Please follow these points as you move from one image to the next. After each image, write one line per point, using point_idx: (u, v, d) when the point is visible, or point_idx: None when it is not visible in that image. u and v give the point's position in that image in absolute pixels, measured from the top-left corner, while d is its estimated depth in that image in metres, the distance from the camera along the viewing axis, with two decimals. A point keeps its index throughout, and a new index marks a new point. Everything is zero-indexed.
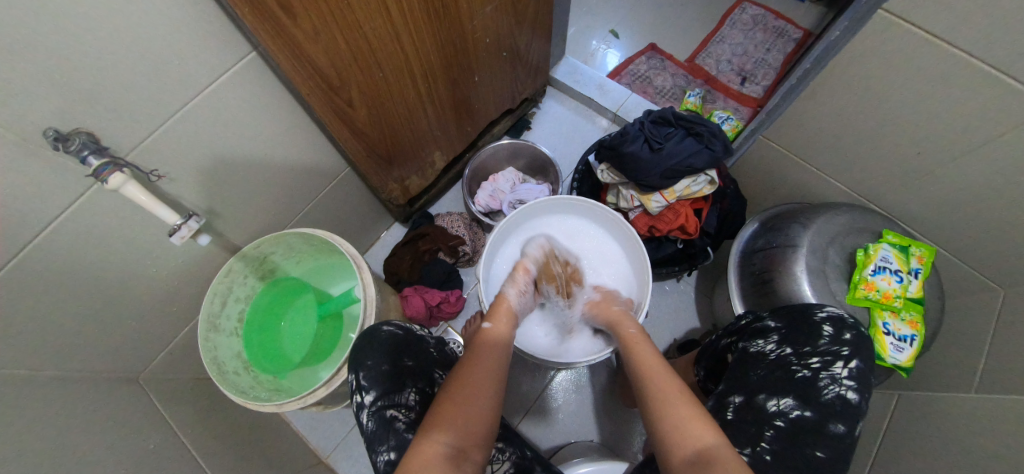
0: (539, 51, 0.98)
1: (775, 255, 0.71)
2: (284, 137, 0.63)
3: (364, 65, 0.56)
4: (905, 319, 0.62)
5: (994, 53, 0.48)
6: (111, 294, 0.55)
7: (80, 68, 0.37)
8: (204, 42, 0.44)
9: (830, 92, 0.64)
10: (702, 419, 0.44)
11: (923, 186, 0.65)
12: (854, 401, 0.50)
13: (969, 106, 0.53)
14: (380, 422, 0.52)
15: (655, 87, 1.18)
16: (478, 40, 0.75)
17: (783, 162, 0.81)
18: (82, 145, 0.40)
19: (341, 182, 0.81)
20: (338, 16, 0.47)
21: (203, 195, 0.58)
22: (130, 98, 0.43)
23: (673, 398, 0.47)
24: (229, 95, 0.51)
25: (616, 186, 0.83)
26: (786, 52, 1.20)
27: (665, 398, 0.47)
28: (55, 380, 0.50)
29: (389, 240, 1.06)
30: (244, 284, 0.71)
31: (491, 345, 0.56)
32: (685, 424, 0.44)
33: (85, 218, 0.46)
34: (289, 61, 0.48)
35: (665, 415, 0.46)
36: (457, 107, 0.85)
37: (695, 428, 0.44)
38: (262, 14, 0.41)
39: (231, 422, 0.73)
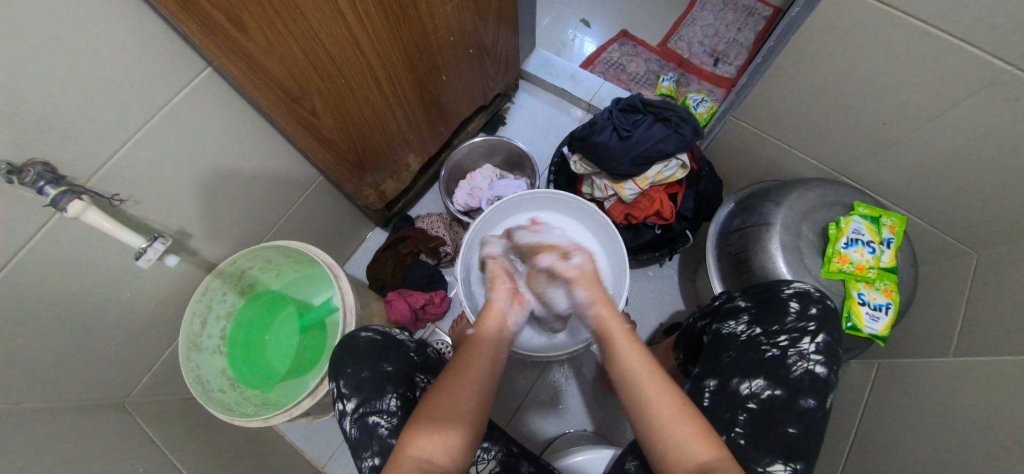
0: (506, 45, 0.97)
1: (750, 234, 0.71)
2: (249, 151, 0.62)
3: (325, 74, 0.56)
4: (880, 288, 0.62)
5: (950, 20, 0.48)
6: (86, 322, 0.54)
7: (28, 98, 0.37)
8: (155, 61, 0.44)
9: (794, 69, 0.64)
10: (702, 434, 0.42)
11: (891, 155, 0.65)
12: (823, 374, 0.51)
13: (930, 74, 0.53)
14: (362, 429, 0.53)
15: (629, 74, 1.18)
16: (442, 40, 0.74)
17: (754, 141, 0.81)
18: (37, 176, 0.40)
19: (315, 191, 0.81)
20: (293, 28, 0.47)
21: (172, 216, 0.58)
22: (83, 124, 0.42)
23: (669, 413, 0.44)
24: (187, 114, 0.51)
25: (590, 177, 0.82)
26: (757, 31, 1.20)
27: (661, 417, 0.44)
28: (36, 412, 0.50)
29: (371, 246, 1.06)
30: (223, 301, 0.71)
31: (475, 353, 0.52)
32: (681, 442, 0.42)
33: (51, 248, 0.46)
34: (246, 76, 0.48)
35: (658, 435, 0.43)
36: (427, 107, 0.84)
37: (695, 444, 0.42)
38: (211, 29, 0.40)
39: (222, 439, 0.73)
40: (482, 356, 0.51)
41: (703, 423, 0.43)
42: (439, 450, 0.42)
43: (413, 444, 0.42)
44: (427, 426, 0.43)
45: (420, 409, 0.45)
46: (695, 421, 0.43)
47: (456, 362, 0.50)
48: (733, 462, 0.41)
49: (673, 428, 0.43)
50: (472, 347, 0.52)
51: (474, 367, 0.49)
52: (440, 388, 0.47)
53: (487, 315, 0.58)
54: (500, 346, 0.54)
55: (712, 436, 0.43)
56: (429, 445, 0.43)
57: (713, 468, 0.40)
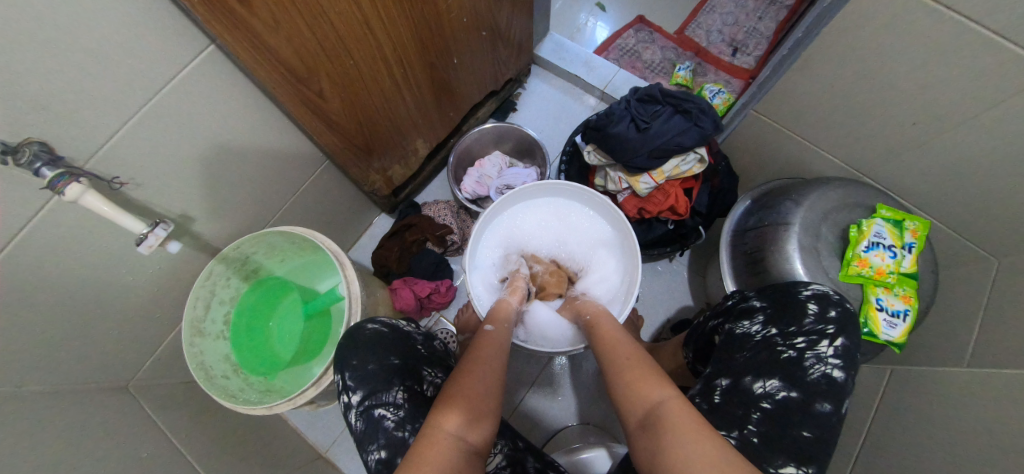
0: (520, 28, 0.94)
1: (767, 233, 0.69)
2: (254, 134, 0.60)
3: (333, 54, 0.53)
4: (898, 294, 0.61)
5: (997, 18, 0.45)
6: (88, 307, 0.53)
7: (22, 77, 0.35)
8: (156, 39, 0.42)
9: (822, 64, 0.62)
10: (655, 379, 0.45)
11: (918, 157, 0.63)
12: (840, 379, 0.50)
13: (969, 75, 0.51)
14: (368, 421, 0.52)
15: (644, 62, 1.14)
16: (455, 20, 0.71)
17: (775, 137, 0.79)
18: (33, 156, 0.38)
19: (321, 176, 0.79)
20: (300, 5, 0.44)
21: (173, 200, 0.56)
22: (80, 106, 0.40)
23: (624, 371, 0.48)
24: (189, 94, 0.48)
25: (604, 169, 0.80)
26: (779, 20, 1.15)
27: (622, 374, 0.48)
28: (38, 396, 0.50)
29: (376, 232, 1.04)
30: (227, 286, 0.69)
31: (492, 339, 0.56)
32: (635, 389, 0.45)
33: (50, 231, 0.45)
34: (251, 55, 0.45)
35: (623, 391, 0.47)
36: (437, 91, 0.81)
37: (648, 389, 0.44)
38: (213, 5, 0.38)
39: (227, 423, 0.73)
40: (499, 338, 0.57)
41: (657, 373, 0.46)
42: (467, 425, 0.42)
43: (446, 418, 0.41)
44: (452, 402, 0.43)
45: (445, 393, 0.45)
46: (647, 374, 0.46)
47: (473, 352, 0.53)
48: (686, 402, 0.42)
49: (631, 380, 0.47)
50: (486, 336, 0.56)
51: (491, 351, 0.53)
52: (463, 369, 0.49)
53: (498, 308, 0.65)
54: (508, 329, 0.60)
55: (664, 383, 0.44)
56: (461, 419, 0.42)
57: (662, 406, 0.42)
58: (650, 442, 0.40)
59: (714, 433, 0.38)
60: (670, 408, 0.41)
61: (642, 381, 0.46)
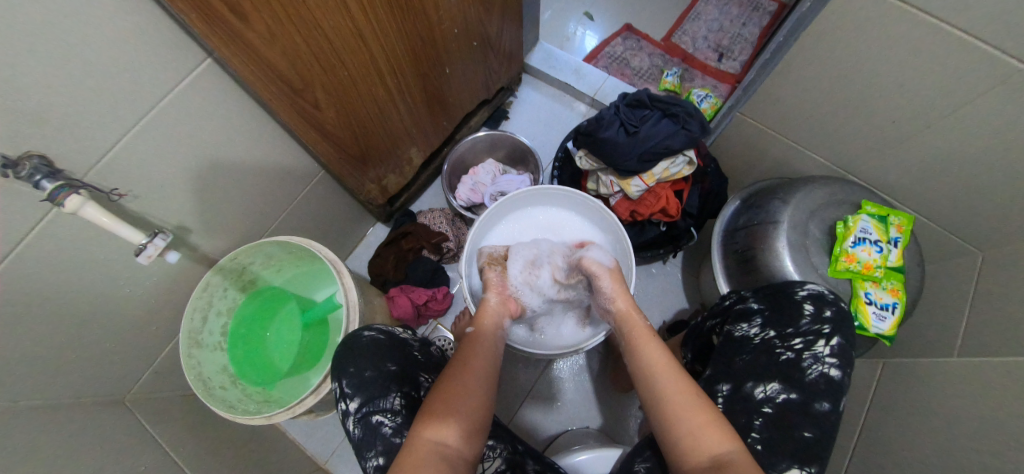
0: (510, 38, 0.96)
1: (757, 232, 0.70)
2: (250, 145, 0.61)
3: (328, 66, 0.54)
4: (886, 288, 0.62)
5: (964, 18, 0.47)
6: (85, 319, 0.53)
7: (23, 91, 0.36)
8: (154, 54, 0.43)
9: (803, 66, 0.64)
10: (715, 425, 0.43)
11: (899, 154, 0.65)
12: (837, 377, 0.51)
13: (942, 73, 0.53)
14: (366, 428, 0.52)
15: (633, 69, 1.17)
16: (446, 32, 0.73)
17: (761, 139, 0.81)
18: (34, 169, 0.38)
19: (316, 186, 0.80)
20: (295, 19, 0.46)
21: (170, 212, 0.57)
22: (79, 118, 0.41)
23: (681, 405, 0.44)
24: (187, 107, 0.49)
25: (595, 173, 0.82)
26: (762, 26, 1.19)
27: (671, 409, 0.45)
28: (34, 410, 0.49)
29: (372, 241, 1.05)
30: (224, 297, 0.70)
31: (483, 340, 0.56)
32: (694, 433, 0.42)
33: (47, 243, 0.45)
34: (248, 68, 0.46)
35: (671, 426, 0.44)
36: (430, 101, 0.83)
37: (710, 436, 0.42)
38: (211, 20, 0.39)
39: (224, 435, 0.73)
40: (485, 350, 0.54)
41: (717, 416, 0.44)
42: (454, 436, 0.43)
43: (431, 427, 0.43)
44: (441, 411, 0.44)
45: (431, 397, 0.46)
46: (707, 413, 0.44)
47: (463, 352, 0.53)
48: (749, 456, 0.41)
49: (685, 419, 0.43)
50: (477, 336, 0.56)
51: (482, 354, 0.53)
52: (456, 373, 0.49)
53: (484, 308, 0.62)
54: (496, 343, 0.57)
55: (728, 430, 0.43)
56: (448, 431, 0.43)
57: (730, 460, 0.40)
58: None
59: None
60: (740, 464, 0.40)
61: (703, 421, 0.43)
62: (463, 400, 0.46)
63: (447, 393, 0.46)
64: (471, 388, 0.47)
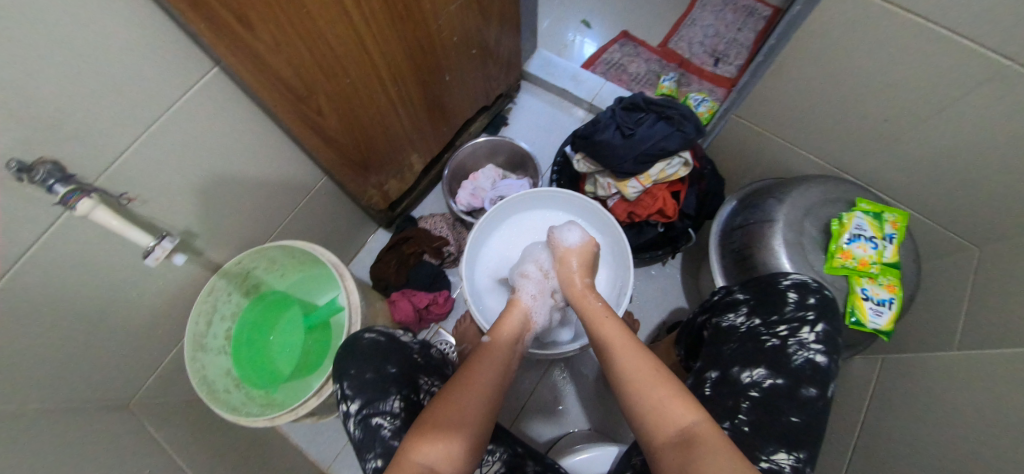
0: (508, 46, 0.98)
1: (753, 231, 0.71)
2: (256, 151, 0.63)
3: (330, 74, 0.56)
4: (883, 284, 0.63)
5: (949, 17, 0.48)
6: (92, 323, 0.54)
7: (39, 98, 0.37)
8: (163, 62, 0.44)
9: (794, 68, 0.65)
10: (680, 397, 0.43)
11: (892, 152, 0.66)
12: (823, 363, 0.51)
13: (930, 71, 0.54)
14: (365, 430, 0.53)
15: (630, 74, 1.19)
16: (445, 39, 0.75)
17: (756, 140, 0.82)
18: (47, 174, 0.40)
19: (319, 191, 0.81)
20: (299, 28, 0.48)
21: (177, 216, 0.58)
22: (91, 125, 0.42)
23: (646, 381, 0.45)
24: (193, 113, 0.51)
25: (593, 176, 0.83)
26: (757, 31, 1.21)
27: (635, 387, 0.45)
28: (41, 412, 0.50)
29: (374, 247, 1.06)
30: (228, 301, 0.71)
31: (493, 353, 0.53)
32: (660, 410, 0.43)
33: (59, 246, 0.46)
34: (254, 76, 0.48)
35: (639, 411, 0.44)
36: (430, 107, 0.85)
37: (676, 410, 0.42)
38: (220, 30, 0.41)
39: (227, 440, 0.73)
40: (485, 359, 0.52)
41: (679, 389, 0.44)
42: (439, 455, 0.43)
43: (415, 448, 0.43)
44: (427, 433, 0.44)
45: (421, 418, 0.46)
46: (671, 385, 0.44)
47: (467, 364, 0.52)
48: (714, 425, 0.41)
49: (649, 400, 0.44)
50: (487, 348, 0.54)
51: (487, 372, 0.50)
52: (449, 390, 0.48)
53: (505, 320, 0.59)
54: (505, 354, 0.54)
55: (693, 401, 0.43)
56: (433, 449, 0.43)
57: (695, 432, 0.41)
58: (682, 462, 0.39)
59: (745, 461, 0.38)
60: (704, 434, 0.40)
61: (669, 393, 0.44)
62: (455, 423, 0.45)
63: (438, 414, 0.45)
64: (466, 413, 0.46)
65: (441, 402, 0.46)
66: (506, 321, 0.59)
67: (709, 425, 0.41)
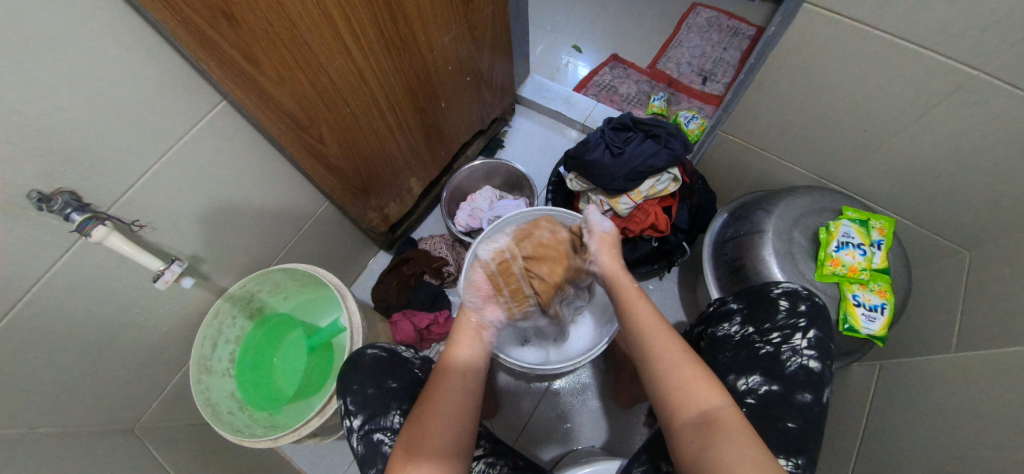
0: (502, 73, 1.03)
1: (744, 242, 0.72)
2: (261, 178, 0.66)
3: (332, 104, 0.60)
4: (874, 289, 0.63)
5: (912, 31, 0.51)
6: (101, 346, 0.56)
7: (61, 132, 0.40)
8: (174, 96, 0.48)
9: (773, 84, 0.68)
10: (706, 380, 0.44)
11: (874, 161, 0.68)
12: (817, 369, 0.52)
13: (900, 83, 0.57)
14: (368, 446, 0.54)
15: (621, 95, 1.23)
16: (441, 68, 0.79)
17: (743, 153, 0.84)
18: (64, 204, 0.43)
19: (321, 215, 0.84)
20: (301, 62, 0.51)
21: (185, 241, 0.60)
22: (107, 156, 0.46)
23: (676, 359, 0.46)
24: (202, 144, 0.54)
25: (586, 193, 0.85)
26: (742, 50, 1.26)
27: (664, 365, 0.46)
28: (49, 436, 0.51)
29: (375, 268, 1.08)
30: (233, 324, 0.72)
31: (456, 371, 0.53)
32: (684, 387, 0.44)
33: (72, 271, 0.49)
34: (260, 108, 0.52)
35: (664, 380, 0.45)
36: (428, 133, 0.88)
37: (700, 389, 0.43)
38: (227, 66, 0.45)
39: (229, 463, 0.73)
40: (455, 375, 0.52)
41: (703, 372, 0.45)
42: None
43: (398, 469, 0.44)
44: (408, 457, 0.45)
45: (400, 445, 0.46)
46: (699, 369, 0.45)
47: (434, 382, 0.52)
48: (737, 412, 0.42)
49: (675, 374, 0.45)
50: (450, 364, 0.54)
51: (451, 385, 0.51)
52: (421, 412, 0.48)
53: (459, 333, 0.58)
54: (472, 377, 0.53)
55: (719, 386, 0.44)
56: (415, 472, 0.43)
57: (718, 415, 0.41)
58: (699, 442, 0.40)
59: (764, 447, 0.39)
60: (725, 419, 0.41)
61: (695, 376, 0.44)
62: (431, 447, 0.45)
63: (414, 440, 0.46)
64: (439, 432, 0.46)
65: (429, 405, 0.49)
66: (463, 327, 0.58)
67: (732, 412, 0.42)
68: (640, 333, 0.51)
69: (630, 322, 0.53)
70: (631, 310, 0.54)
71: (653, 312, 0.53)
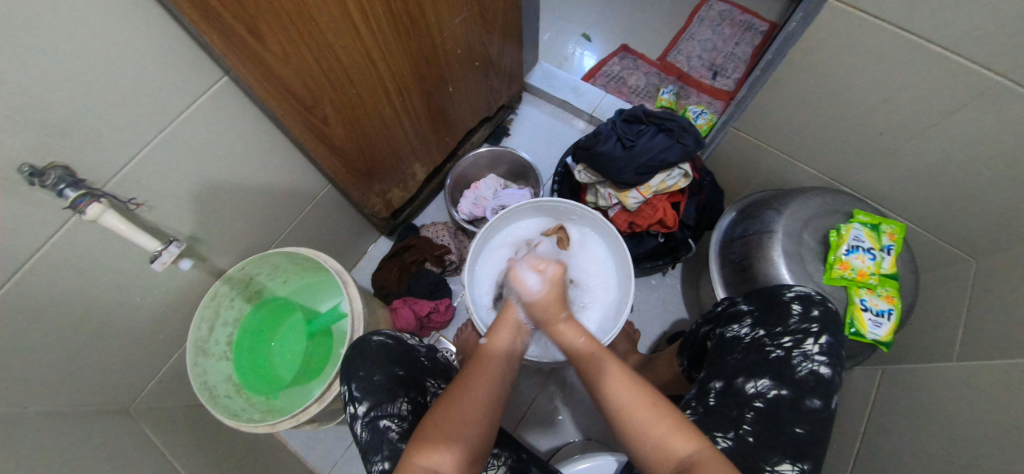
0: (510, 59, 1.00)
1: (753, 242, 0.72)
2: (263, 159, 0.64)
3: (338, 84, 0.58)
4: (882, 294, 0.63)
5: (941, 34, 0.49)
6: (95, 327, 0.55)
7: (51, 104, 0.38)
8: (174, 70, 0.45)
9: (791, 82, 0.66)
10: (679, 427, 0.43)
11: (889, 166, 0.67)
12: (828, 375, 0.51)
13: (923, 87, 0.55)
14: (373, 432, 0.53)
15: (630, 87, 1.21)
16: (450, 52, 0.77)
17: (754, 152, 0.83)
18: (57, 179, 0.41)
19: (323, 199, 0.82)
20: (307, 40, 0.49)
21: (184, 221, 0.59)
22: (103, 131, 0.43)
23: (643, 414, 0.44)
24: (201, 121, 0.52)
25: (594, 186, 0.84)
26: (754, 45, 1.24)
27: (637, 416, 0.44)
28: (42, 416, 0.50)
29: (376, 254, 1.07)
30: (231, 307, 0.71)
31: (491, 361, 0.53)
32: (661, 441, 0.42)
33: (67, 249, 0.47)
34: (262, 86, 0.49)
35: (639, 437, 0.43)
36: (433, 118, 0.86)
37: (676, 440, 0.42)
38: (231, 40, 0.42)
39: (225, 446, 0.73)
40: (490, 368, 0.52)
41: (679, 417, 0.44)
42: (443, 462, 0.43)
43: (420, 453, 0.43)
44: (433, 444, 0.44)
45: (423, 428, 0.45)
46: (670, 418, 0.43)
47: (464, 373, 0.51)
48: (714, 454, 0.41)
49: (649, 430, 0.43)
50: (485, 354, 0.53)
51: (488, 376, 0.50)
52: (449, 401, 0.47)
53: (501, 322, 0.58)
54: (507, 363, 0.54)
55: (693, 431, 0.43)
56: (437, 458, 0.43)
57: (696, 461, 0.40)
58: None
59: None
60: (705, 464, 0.40)
61: (668, 427, 0.43)
62: (456, 436, 0.45)
63: (439, 426, 0.45)
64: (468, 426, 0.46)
65: (445, 411, 0.46)
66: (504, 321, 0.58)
67: (710, 455, 0.41)
68: (605, 393, 0.47)
69: (592, 379, 0.49)
70: (597, 367, 0.50)
71: (618, 365, 0.49)
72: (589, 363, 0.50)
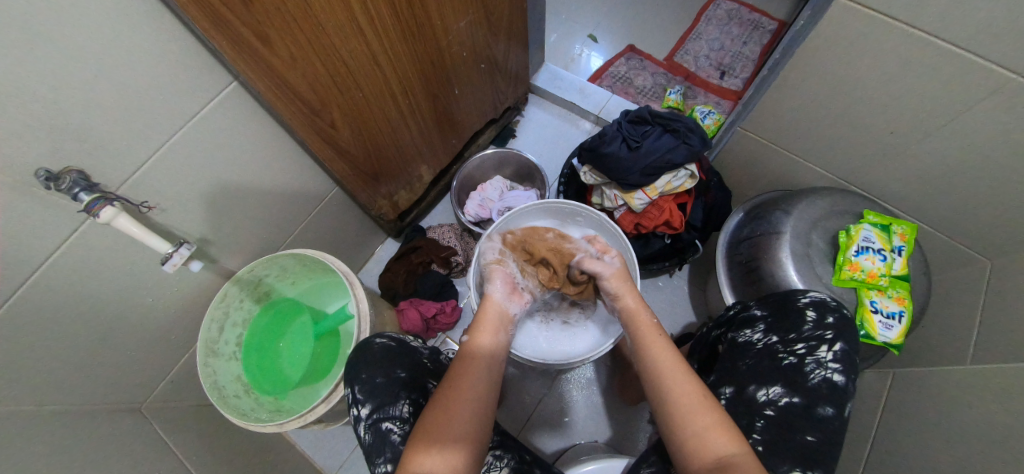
0: (516, 61, 1.00)
1: (760, 243, 0.71)
2: (272, 162, 0.65)
3: (345, 88, 0.58)
4: (892, 296, 0.63)
5: (952, 31, 0.48)
6: (109, 328, 0.56)
7: (66, 110, 0.39)
8: (184, 76, 0.46)
9: (799, 82, 0.66)
10: (723, 426, 0.43)
11: (900, 166, 0.66)
12: (841, 383, 0.51)
13: (933, 86, 0.55)
14: (376, 435, 0.53)
15: (636, 87, 1.20)
16: (456, 55, 0.77)
17: (762, 152, 0.82)
18: (73, 183, 0.42)
19: (331, 201, 0.83)
20: (314, 44, 0.50)
21: (195, 224, 0.60)
22: (116, 136, 0.44)
23: (693, 406, 0.45)
24: (211, 126, 0.53)
25: (600, 187, 0.84)
26: (762, 45, 1.22)
27: (682, 408, 0.45)
28: (57, 414, 0.51)
29: (383, 255, 1.08)
30: (240, 308, 0.72)
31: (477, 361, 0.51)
32: (705, 434, 0.43)
33: (81, 251, 0.48)
34: (270, 90, 0.50)
35: (680, 427, 0.44)
36: (439, 121, 0.86)
37: (717, 437, 0.43)
38: (239, 45, 0.43)
39: (235, 445, 0.74)
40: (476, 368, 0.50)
41: (723, 418, 0.44)
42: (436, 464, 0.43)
43: (415, 454, 0.44)
44: (425, 447, 0.44)
45: (418, 429, 0.46)
46: (718, 415, 0.44)
47: (454, 371, 0.50)
48: (751, 459, 0.42)
49: (692, 423, 0.44)
50: (471, 354, 0.52)
51: (474, 374, 0.50)
52: (440, 403, 0.47)
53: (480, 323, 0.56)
54: (490, 361, 0.52)
55: (736, 432, 0.43)
56: (425, 459, 0.43)
57: (733, 462, 0.41)
58: None
59: None
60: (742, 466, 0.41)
61: (714, 421, 0.44)
62: (449, 438, 0.45)
63: (431, 426, 0.45)
64: (458, 429, 0.45)
65: (440, 410, 0.46)
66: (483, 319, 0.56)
67: (748, 460, 0.42)
68: (656, 377, 0.49)
69: (646, 361, 0.51)
70: (649, 353, 0.51)
71: (671, 354, 0.50)
72: (646, 348, 0.51)
